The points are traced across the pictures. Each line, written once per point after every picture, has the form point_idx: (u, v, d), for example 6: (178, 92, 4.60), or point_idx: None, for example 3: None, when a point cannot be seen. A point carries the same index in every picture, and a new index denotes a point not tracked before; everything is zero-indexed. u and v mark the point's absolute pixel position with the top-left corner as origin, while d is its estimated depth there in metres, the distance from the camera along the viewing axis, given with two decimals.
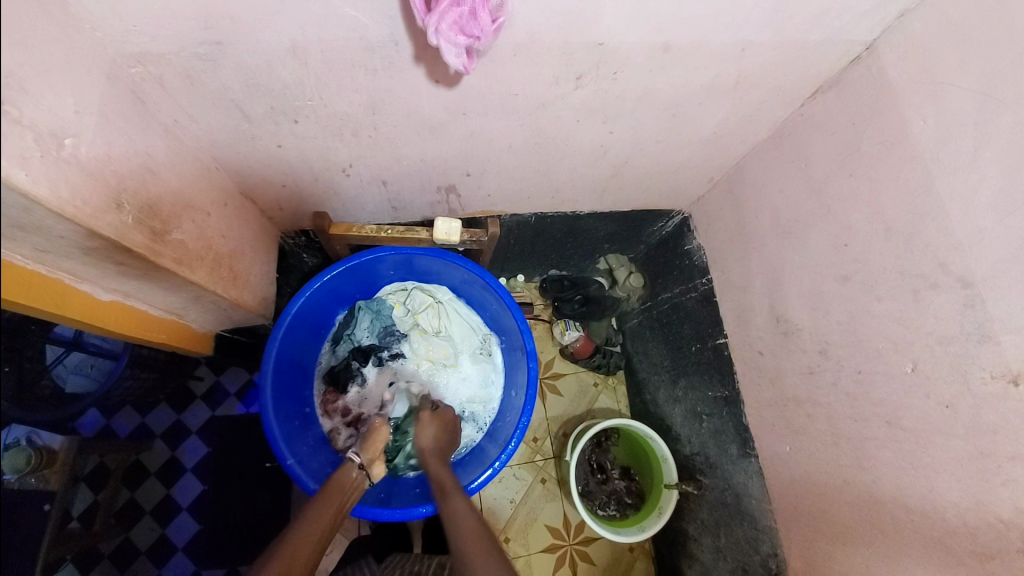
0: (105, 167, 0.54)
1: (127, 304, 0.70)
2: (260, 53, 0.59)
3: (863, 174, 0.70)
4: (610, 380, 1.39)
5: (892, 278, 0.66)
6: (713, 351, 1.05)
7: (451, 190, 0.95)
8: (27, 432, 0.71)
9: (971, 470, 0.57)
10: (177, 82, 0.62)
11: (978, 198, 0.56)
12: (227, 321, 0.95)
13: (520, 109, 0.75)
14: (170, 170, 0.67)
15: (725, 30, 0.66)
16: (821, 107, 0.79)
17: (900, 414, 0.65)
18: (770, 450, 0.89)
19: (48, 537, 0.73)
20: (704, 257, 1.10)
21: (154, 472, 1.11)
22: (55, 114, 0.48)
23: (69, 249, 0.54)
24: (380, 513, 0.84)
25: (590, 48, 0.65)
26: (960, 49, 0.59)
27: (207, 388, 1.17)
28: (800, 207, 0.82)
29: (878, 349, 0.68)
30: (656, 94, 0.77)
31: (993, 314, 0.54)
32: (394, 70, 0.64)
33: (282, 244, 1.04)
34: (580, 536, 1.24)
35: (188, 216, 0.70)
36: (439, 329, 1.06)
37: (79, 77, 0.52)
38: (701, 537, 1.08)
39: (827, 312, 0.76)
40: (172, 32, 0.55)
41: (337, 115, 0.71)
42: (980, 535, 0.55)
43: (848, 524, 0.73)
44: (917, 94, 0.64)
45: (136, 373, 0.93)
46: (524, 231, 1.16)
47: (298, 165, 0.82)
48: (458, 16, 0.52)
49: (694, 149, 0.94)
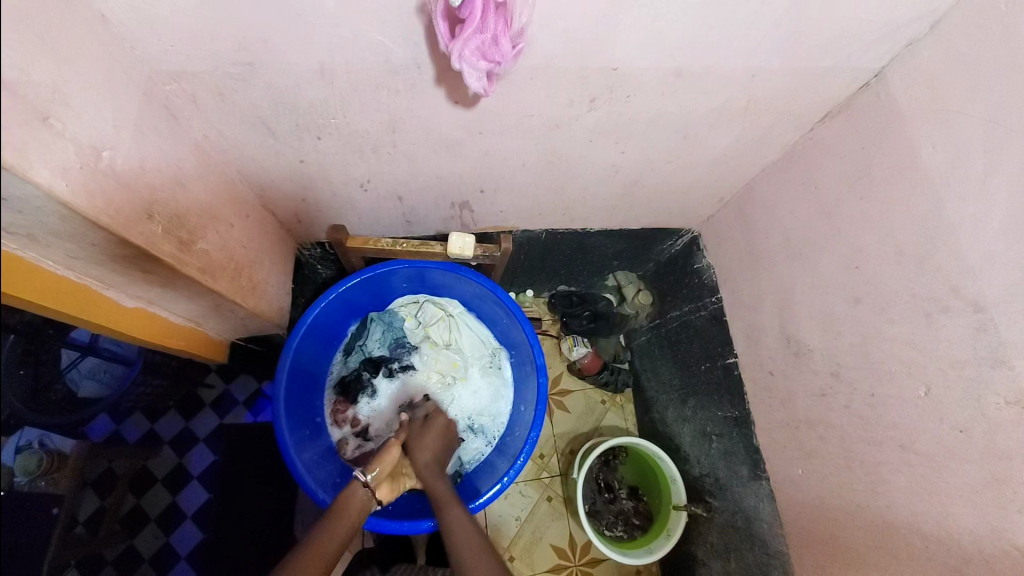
0: (140, 179, 0.57)
1: (149, 310, 0.72)
2: (288, 73, 0.61)
3: (872, 198, 0.72)
4: (619, 397, 1.39)
5: (903, 302, 0.67)
6: (722, 371, 1.05)
7: (466, 206, 0.97)
8: (40, 436, 0.70)
9: (986, 498, 0.56)
10: (209, 99, 0.65)
11: (988, 223, 0.57)
12: (243, 330, 0.97)
13: (536, 129, 0.77)
14: (198, 182, 0.69)
15: (736, 56, 0.67)
16: (831, 131, 0.80)
17: (914, 439, 0.65)
18: (781, 472, 0.89)
19: (54, 540, 0.75)
20: (714, 276, 1.10)
21: (160, 479, 1.09)
22: (95, 128, 0.50)
23: (99, 256, 0.56)
24: (387, 526, 0.85)
25: (605, 73, 0.67)
26: (969, 80, 0.60)
27: (217, 397, 1.19)
28: (810, 229, 0.83)
29: (890, 371, 0.68)
30: (668, 116, 0.78)
31: (1007, 340, 0.55)
32: (416, 91, 0.66)
33: (298, 254, 1.06)
34: (587, 557, 1.23)
35: (213, 227, 0.72)
36: (450, 342, 1.08)
37: (119, 94, 0.54)
38: (710, 560, 1.07)
39: (838, 334, 0.77)
40: (206, 52, 0.57)
41: (360, 133, 0.74)
42: (996, 563, 0.55)
43: (861, 549, 0.73)
44: (927, 122, 0.65)
45: (148, 380, 0.94)
46: (535, 247, 1.17)
47: (318, 179, 0.84)
48: (480, 43, 0.54)
49: (704, 171, 0.95)
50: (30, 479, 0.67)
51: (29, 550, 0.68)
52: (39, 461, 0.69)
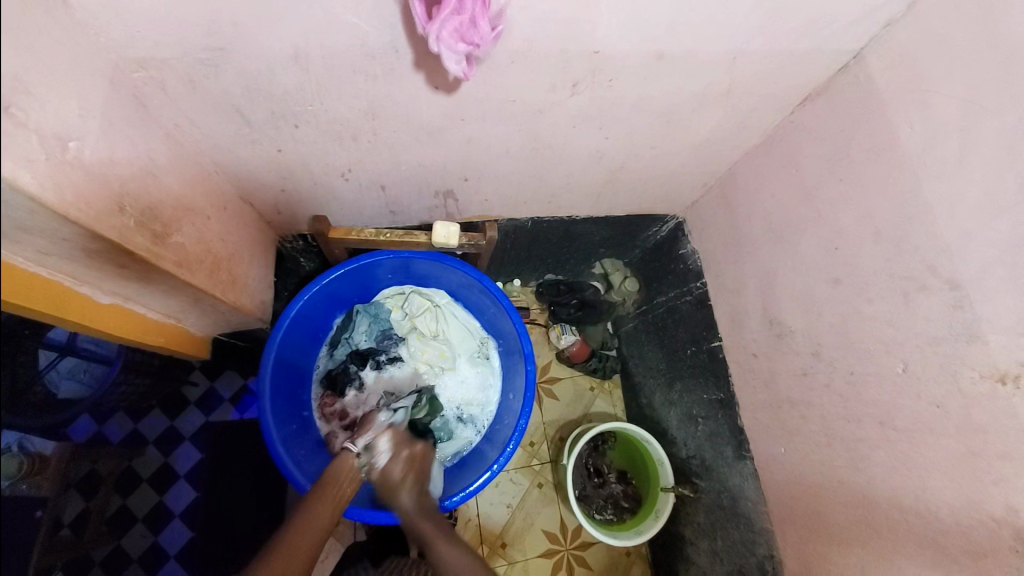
0: (108, 171, 0.55)
1: (126, 306, 0.70)
2: (262, 59, 0.60)
3: (852, 179, 0.72)
4: (606, 383, 1.39)
5: (882, 281, 0.67)
6: (707, 354, 1.06)
7: (449, 195, 0.96)
8: (20, 438, 0.68)
9: (962, 469, 0.58)
10: (179, 87, 0.63)
11: (964, 201, 0.58)
12: (224, 325, 0.95)
13: (518, 115, 0.77)
14: (171, 174, 0.67)
15: (717, 39, 0.67)
16: (812, 113, 0.80)
17: (893, 415, 0.66)
18: (764, 451, 0.90)
19: (37, 545, 0.73)
20: (699, 260, 1.11)
21: (146, 478, 1.08)
22: (60, 117, 0.48)
23: (71, 251, 0.55)
24: (378, 517, 0.84)
25: (586, 57, 0.66)
26: (945, 59, 0.60)
27: (202, 394, 1.15)
28: (792, 212, 0.83)
29: (870, 350, 0.69)
30: (649, 100, 0.78)
31: (982, 315, 0.56)
32: (394, 77, 0.65)
33: (279, 247, 1.04)
34: (577, 541, 1.24)
35: (189, 220, 0.70)
36: (437, 333, 1.07)
37: (83, 82, 0.52)
38: (697, 540, 1.08)
39: (820, 315, 0.78)
40: (175, 37, 0.55)
41: (337, 120, 0.72)
42: (973, 532, 0.57)
43: (843, 524, 0.74)
44: (906, 102, 0.65)
45: (129, 379, 0.92)
46: (520, 236, 1.16)
47: (296, 170, 0.83)
48: (459, 24, 0.53)
49: (687, 156, 0.95)
50: (12, 483, 0.65)
51: (14, 555, 0.66)
52: (21, 464, 0.68)
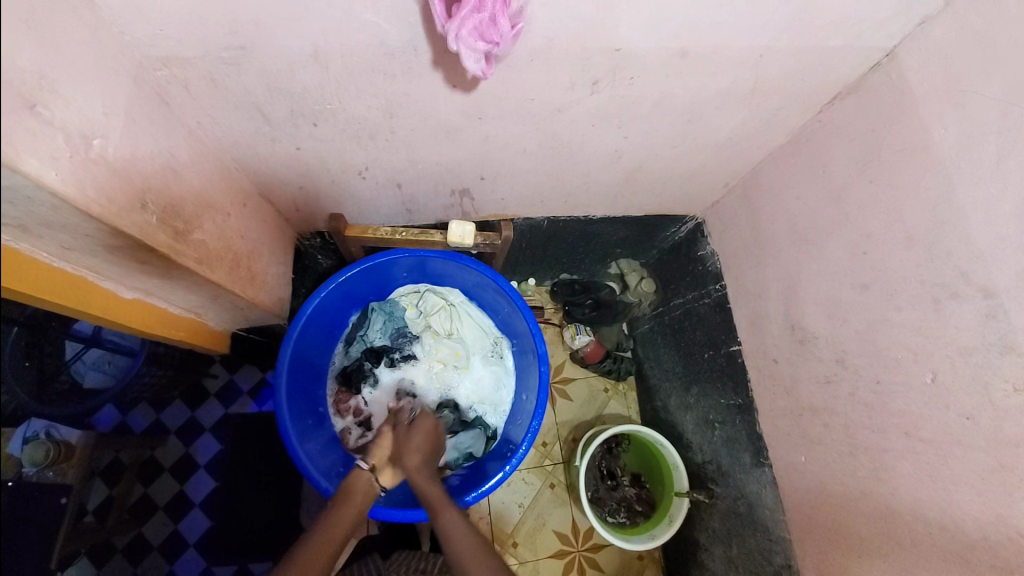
0: (131, 167, 0.56)
1: (148, 301, 0.72)
2: (282, 57, 0.60)
3: (881, 181, 0.70)
4: (621, 385, 1.38)
5: (911, 287, 0.65)
6: (726, 358, 1.04)
7: (466, 193, 0.96)
8: (44, 426, 0.71)
9: (991, 483, 0.56)
10: (201, 85, 0.64)
11: (1002, 206, 0.55)
12: (244, 321, 0.97)
13: (536, 114, 0.76)
14: (192, 171, 0.68)
15: (743, 36, 0.66)
16: (840, 113, 0.78)
17: (919, 425, 0.64)
18: (783, 459, 0.88)
19: (66, 528, 0.74)
20: (719, 263, 1.09)
21: (169, 468, 1.11)
22: (85, 114, 0.49)
23: (93, 247, 0.56)
24: (392, 514, 0.85)
25: (608, 54, 0.65)
26: (983, 59, 0.58)
27: (221, 386, 1.17)
28: (818, 214, 0.81)
29: (896, 358, 0.67)
30: (672, 99, 0.77)
31: (1017, 325, 0.53)
32: (413, 75, 0.65)
33: (298, 244, 1.06)
34: (589, 542, 1.24)
35: (209, 216, 0.71)
36: (451, 331, 1.07)
37: (108, 81, 0.53)
38: (712, 546, 1.07)
39: (845, 320, 0.75)
40: (197, 36, 0.56)
41: (356, 119, 0.72)
42: (1000, 550, 0.54)
43: (864, 536, 0.72)
44: (940, 103, 0.63)
45: (153, 371, 0.94)
46: (536, 235, 1.16)
47: (315, 168, 0.83)
48: (478, 22, 0.53)
49: (709, 156, 0.94)
50: (38, 469, 0.68)
51: None
52: (47, 451, 0.70)
